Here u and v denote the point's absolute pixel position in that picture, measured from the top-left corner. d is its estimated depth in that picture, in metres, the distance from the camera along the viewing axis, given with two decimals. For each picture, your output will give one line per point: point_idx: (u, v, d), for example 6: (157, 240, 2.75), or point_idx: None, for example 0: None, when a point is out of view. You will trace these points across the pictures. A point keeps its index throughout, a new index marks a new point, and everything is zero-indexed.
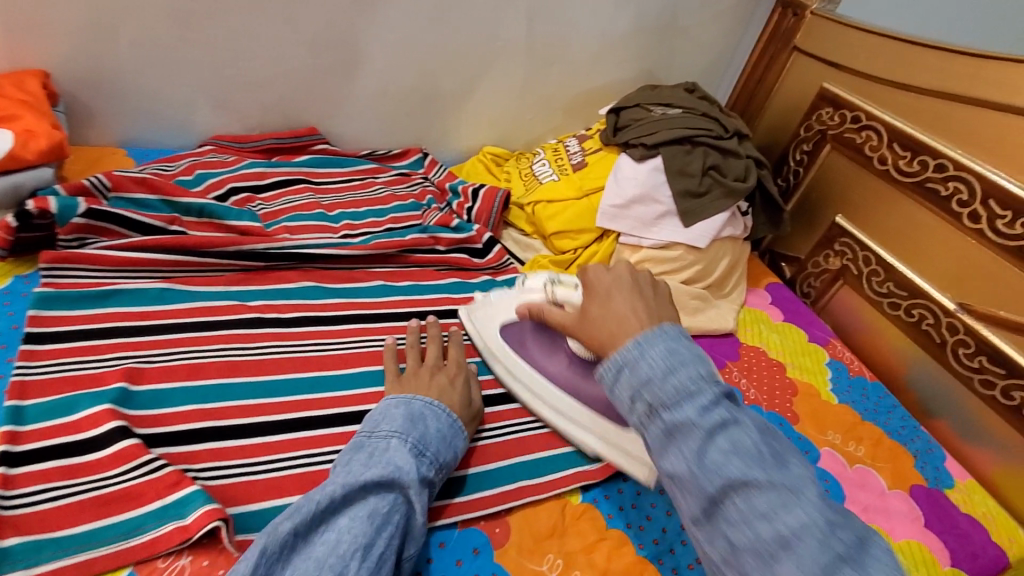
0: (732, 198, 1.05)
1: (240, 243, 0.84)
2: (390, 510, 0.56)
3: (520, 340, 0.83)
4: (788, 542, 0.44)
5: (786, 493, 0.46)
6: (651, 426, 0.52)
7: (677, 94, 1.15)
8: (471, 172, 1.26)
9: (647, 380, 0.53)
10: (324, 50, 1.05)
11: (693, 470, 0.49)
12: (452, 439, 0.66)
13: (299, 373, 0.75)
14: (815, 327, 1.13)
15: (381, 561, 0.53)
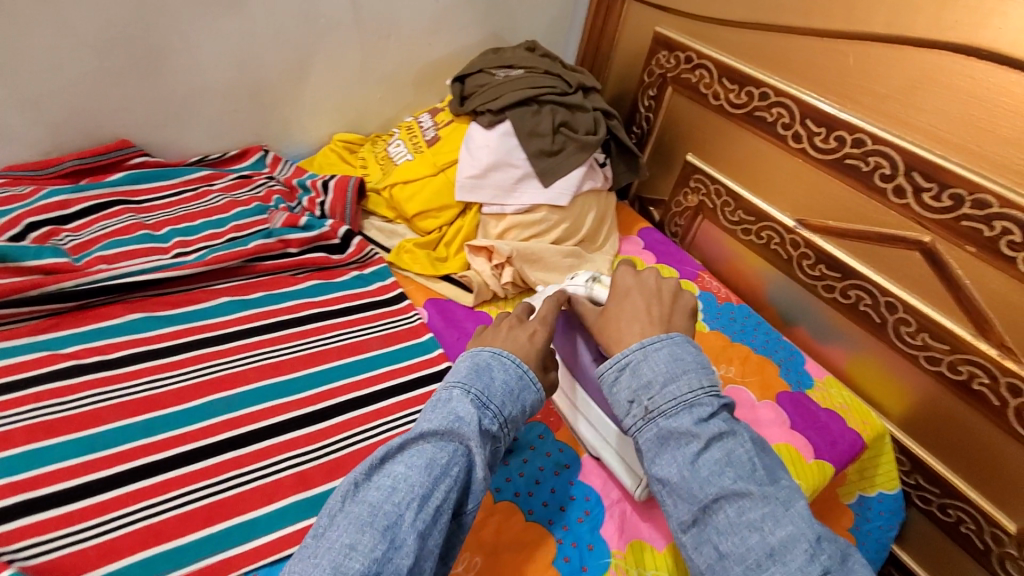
0: (586, 152, 1.06)
1: (43, 284, 0.74)
2: (450, 462, 0.56)
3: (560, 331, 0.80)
4: (774, 552, 0.53)
5: (775, 507, 0.56)
6: (647, 431, 0.61)
7: (518, 54, 1.13)
8: (323, 164, 1.17)
9: (648, 385, 0.62)
10: (116, 49, 0.92)
11: (684, 472, 0.58)
12: (524, 386, 0.64)
13: (136, 417, 0.68)
14: (685, 264, 1.19)
15: (437, 514, 0.54)
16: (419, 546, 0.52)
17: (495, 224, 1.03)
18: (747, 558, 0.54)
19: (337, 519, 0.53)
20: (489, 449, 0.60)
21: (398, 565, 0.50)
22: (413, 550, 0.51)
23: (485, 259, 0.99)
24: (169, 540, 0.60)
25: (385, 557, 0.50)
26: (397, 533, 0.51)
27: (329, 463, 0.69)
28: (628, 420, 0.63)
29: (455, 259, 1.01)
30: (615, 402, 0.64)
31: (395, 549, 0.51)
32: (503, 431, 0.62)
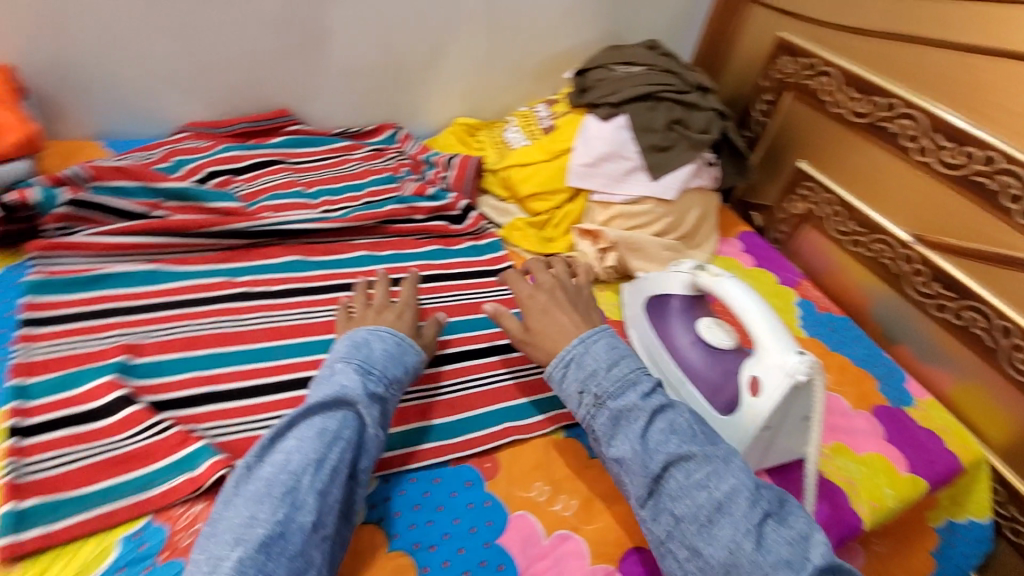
0: (696, 150, 1.09)
1: (223, 223, 0.87)
2: (341, 426, 0.59)
3: (661, 312, 0.89)
4: (722, 504, 0.56)
5: (718, 464, 0.59)
6: (600, 416, 0.64)
7: (640, 51, 1.17)
8: (445, 144, 1.26)
9: (592, 372, 0.66)
10: (288, 28, 1.06)
11: (637, 445, 0.61)
12: (399, 356, 0.69)
13: (293, 340, 0.79)
14: (784, 270, 1.20)
15: (334, 474, 0.57)
16: (321, 503, 0.55)
17: (601, 212, 1.08)
18: (700, 515, 0.56)
19: (232, 500, 0.54)
20: (381, 410, 0.64)
21: (300, 523, 0.53)
22: (314, 508, 0.54)
23: (590, 243, 1.05)
24: None
25: (287, 518, 0.52)
26: (297, 496, 0.54)
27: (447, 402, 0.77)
28: (581, 411, 0.66)
29: (560, 239, 1.08)
30: (567, 396, 0.67)
31: (296, 510, 0.53)
32: (391, 392, 0.66)
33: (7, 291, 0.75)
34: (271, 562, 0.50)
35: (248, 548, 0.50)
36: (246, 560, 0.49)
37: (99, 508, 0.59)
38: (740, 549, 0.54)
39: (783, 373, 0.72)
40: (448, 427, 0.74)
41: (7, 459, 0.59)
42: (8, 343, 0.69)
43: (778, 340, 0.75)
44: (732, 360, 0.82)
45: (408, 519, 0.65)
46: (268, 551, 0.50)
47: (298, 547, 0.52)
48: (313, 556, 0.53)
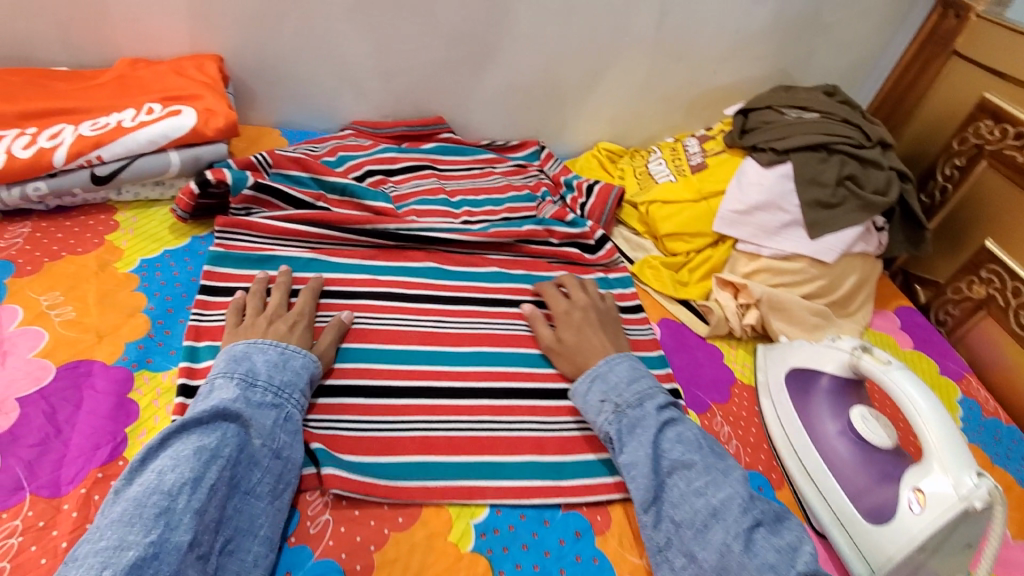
0: (868, 212, 0.98)
1: (375, 222, 0.92)
2: (220, 442, 0.57)
3: (804, 390, 0.82)
4: (717, 510, 0.62)
5: (717, 475, 0.65)
6: (617, 423, 0.70)
7: (815, 96, 1.08)
8: (585, 168, 1.25)
9: (614, 386, 0.73)
10: (459, 43, 1.10)
11: (647, 451, 0.66)
12: (291, 368, 0.67)
13: (424, 346, 0.80)
14: (947, 358, 1.06)
15: (214, 489, 0.54)
16: (198, 521, 0.52)
17: (746, 262, 1.01)
18: (696, 520, 0.62)
19: (98, 524, 0.51)
20: (272, 419, 0.62)
21: (176, 542, 0.50)
22: (191, 525, 0.51)
23: (729, 295, 0.98)
24: (436, 454, 0.70)
25: (160, 538, 0.49)
26: (173, 514, 0.51)
27: (562, 439, 0.75)
28: (599, 418, 0.72)
29: (694, 286, 1.01)
30: (588, 405, 0.73)
31: (171, 530, 0.50)
32: (284, 401, 0.64)
33: (194, 259, 0.83)
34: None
35: (113, 571, 0.46)
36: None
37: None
38: (731, 553, 0.58)
39: (956, 495, 0.63)
40: (563, 466, 0.72)
41: (174, 416, 0.65)
42: (188, 307, 0.77)
43: (954, 454, 0.66)
44: (887, 461, 0.73)
45: (514, 557, 0.64)
46: (140, 572, 0.47)
47: (173, 566, 0.49)
48: (191, 575, 0.50)
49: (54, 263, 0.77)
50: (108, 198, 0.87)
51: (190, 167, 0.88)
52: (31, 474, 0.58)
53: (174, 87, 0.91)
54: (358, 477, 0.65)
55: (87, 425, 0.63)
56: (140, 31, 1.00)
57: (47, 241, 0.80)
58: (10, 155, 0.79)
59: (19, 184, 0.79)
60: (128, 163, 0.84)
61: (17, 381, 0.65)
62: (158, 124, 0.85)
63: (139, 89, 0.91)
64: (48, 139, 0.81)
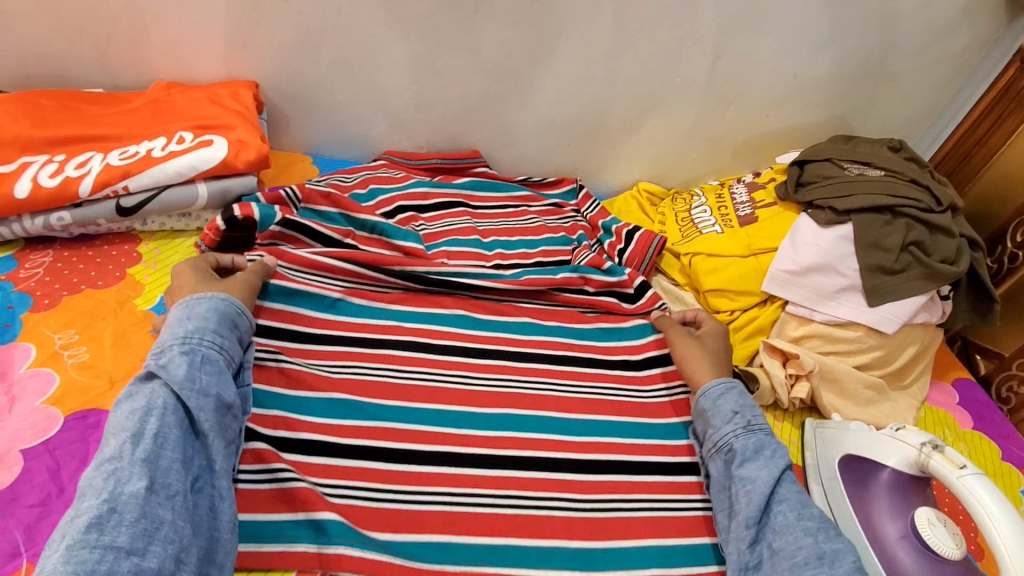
0: (935, 282, 0.90)
1: (404, 263, 0.87)
2: (152, 398, 0.57)
3: (861, 484, 0.75)
4: (825, 556, 0.59)
5: (830, 528, 0.62)
6: (745, 439, 0.70)
7: (879, 151, 1.01)
8: (624, 209, 1.20)
9: (748, 406, 0.73)
10: (502, 77, 1.06)
11: (772, 473, 0.66)
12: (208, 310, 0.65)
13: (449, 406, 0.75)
14: (1012, 444, 0.97)
15: (156, 438, 0.55)
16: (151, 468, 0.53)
17: (795, 326, 0.94)
18: (798, 555, 0.60)
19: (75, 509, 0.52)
20: (191, 364, 0.60)
21: (131, 492, 0.51)
22: (143, 474, 0.52)
23: (778, 362, 0.91)
24: (459, 534, 0.64)
25: (113, 494, 0.50)
26: (122, 471, 0.52)
27: (594, 521, 0.69)
28: (726, 427, 0.71)
29: (739, 347, 0.95)
30: (719, 410, 0.73)
31: (124, 483, 0.51)
32: (198, 344, 0.62)
33: None
34: (106, 535, 0.48)
35: (76, 532, 0.48)
36: (76, 544, 0.47)
37: (249, 544, 0.59)
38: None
39: None
40: (593, 555, 0.66)
41: None
42: None
43: None
44: None
45: None
46: (102, 527, 0.48)
47: (137, 511, 0.50)
48: (163, 515, 0.51)
49: (73, 297, 0.74)
50: (132, 227, 0.84)
51: (217, 200, 0.85)
52: (30, 540, 0.55)
53: (207, 115, 0.88)
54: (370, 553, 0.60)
55: None
56: (177, 54, 0.98)
57: (68, 273, 0.77)
58: (36, 183, 0.76)
59: (43, 213, 0.77)
60: (155, 194, 0.81)
61: (23, 432, 0.61)
62: (188, 155, 0.82)
63: (171, 115, 0.88)
64: (75, 168, 0.79)
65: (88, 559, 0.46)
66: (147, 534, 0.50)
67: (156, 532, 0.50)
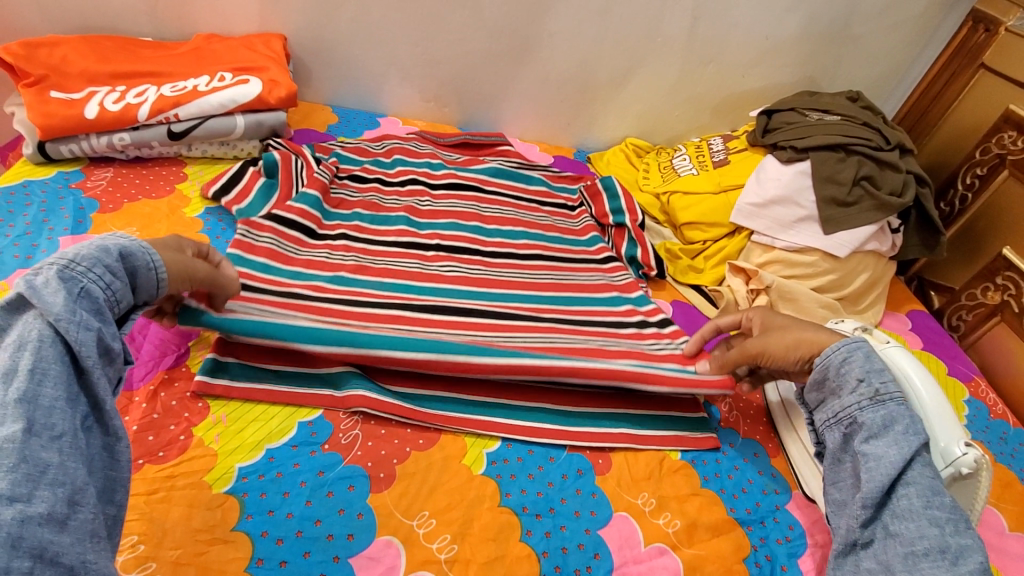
0: (883, 212, 1.02)
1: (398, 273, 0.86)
2: (25, 333, 0.48)
3: None
4: (948, 550, 0.56)
5: (957, 520, 0.58)
6: (872, 412, 0.65)
7: (838, 101, 1.13)
8: (612, 160, 1.32)
9: (878, 373, 0.66)
10: (502, 35, 1.18)
11: (905, 452, 0.61)
12: (95, 243, 0.56)
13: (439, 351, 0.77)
14: (958, 362, 1.09)
15: (33, 374, 0.46)
16: (29, 411, 0.44)
17: (759, 254, 1.06)
18: (917, 544, 0.57)
19: None
20: (71, 296, 0.51)
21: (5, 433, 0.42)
22: (21, 415, 0.43)
23: (742, 281, 1.03)
24: (458, 392, 0.76)
25: None
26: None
27: (573, 391, 0.80)
28: (850, 397, 0.66)
29: (710, 272, 1.07)
30: (843, 378, 0.67)
31: None
32: (76, 275, 0.53)
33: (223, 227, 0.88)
34: None
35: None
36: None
37: (282, 386, 0.71)
38: None
39: (944, 461, 0.67)
40: (570, 416, 0.77)
41: None
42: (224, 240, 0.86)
43: (945, 425, 0.69)
44: None
45: (520, 483, 0.69)
46: None
47: (17, 455, 0.42)
48: (47, 458, 0.43)
49: (133, 204, 0.87)
50: (179, 152, 0.97)
51: (253, 131, 0.98)
52: None
53: (244, 59, 1.01)
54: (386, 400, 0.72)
55: (157, 336, 0.72)
56: (217, 12, 1.11)
57: (126, 185, 0.90)
58: (102, 107, 0.89)
59: (107, 134, 0.90)
60: (201, 122, 0.94)
61: None
62: (228, 90, 0.95)
63: (212, 59, 1.01)
64: (134, 97, 0.92)
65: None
66: (31, 478, 0.41)
67: (42, 475, 0.42)
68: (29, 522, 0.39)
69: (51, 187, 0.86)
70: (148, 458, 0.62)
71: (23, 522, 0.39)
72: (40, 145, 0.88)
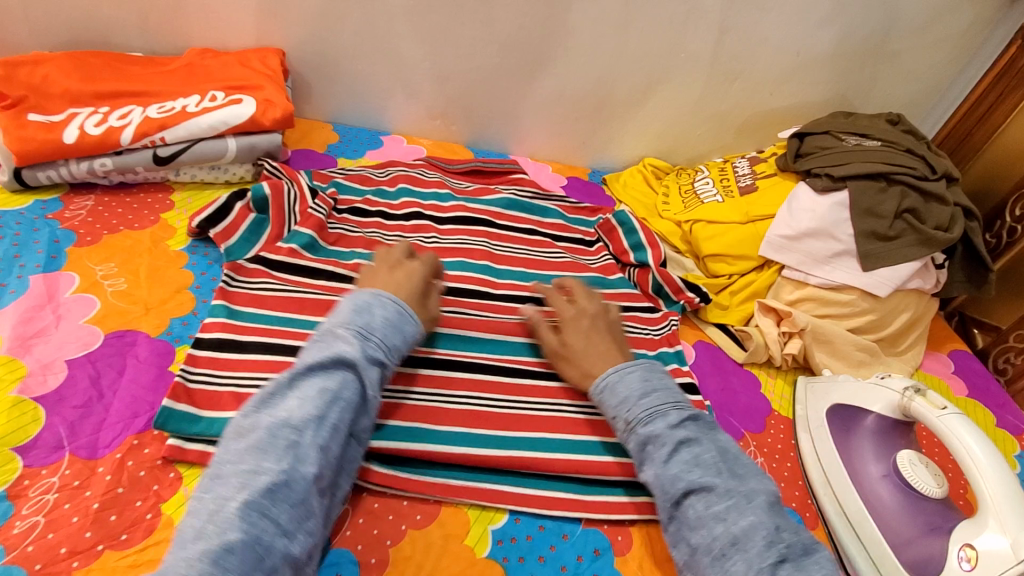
0: (928, 248, 0.93)
1: None
2: (340, 387, 0.58)
3: (847, 427, 0.79)
4: (737, 540, 0.56)
5: (740, 501, 0.59)
6: (630, 441, 0.66)
7: (878, 125, 1.05)
8: (628, 181, 1.24)
9: (625, 400, 0.68)
10: (514, 51, 1.11)
11: (661, 471, 0.62)
12: (399, 321, 0.66)
13: (435, 427, 0.69)
14: (1006, 411, 0.99)
15: (333, 431, 0.56)
16: (321, 459, 0.55)
17: (791, 290, 0.97)
18: (714, 548, 0.57)
19: (232, 453, 0.53)
20: (377, 370, 0.62)
21: (304, 474, 0.53)
22: (316, 461, 0.54)
23: (772, 321, 0.95)
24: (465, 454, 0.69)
25: (290, 468, 0.52)
26: (299, 448, 0.54)
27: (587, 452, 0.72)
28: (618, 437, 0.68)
29: (736, 310, 0.98)
30: (605, 418, 0.70)
31: (299, 462, 0.53)
32: (385, 357, 0.63)
33: (213, 268, 0.81)
34: (274, 507, 0.50)
35: (253, 492, 0.50)
36: (251, 504, 0.49)
37: None
38: None
39: (1013, 556, 0.59)
40: (585, 482, 0.70)
41: (206, 369, 0.68)
42: (213, 278, 0.80)
43: (1016, 514, 0.61)
44: (936, 511, 0.69)
45: (529, 568, 0.62)
46: (273, 497, 0.51)
47: (300, 496, 0.52)
48: (314, 506, 0.53)
49: (113, 236, 0.81)
50: (166, 178, 0.90)
51: (245, 154, 0.91)
52: (73, 434, 0.61)
53: (238, 77, 0.95)
54: (383, 467, 0.65)
55: (129, 393, 0.65)
56: (210, 24, 1.04)
57: (107, 216, 0.84)
58: (83, 131, 0.84)
59: (87, 159, 0.84)
60: (189, 146, 0.88)
61: (68, 344, 0.68)
62: (219, 111, 0.89)
63: (204, 77, 0.95)
64: (117, 119, 0.86)
65: (257, 524, 0.49)
66: (299, 519, 0.52)
67: (306, 521, 0.52)
68: (285, 561, 0.50)
69: (26, 218, 0.80)
70: (108, 542, 0.55)
71: (283, 559, 0.49)
72: (16, 172, 0.82)
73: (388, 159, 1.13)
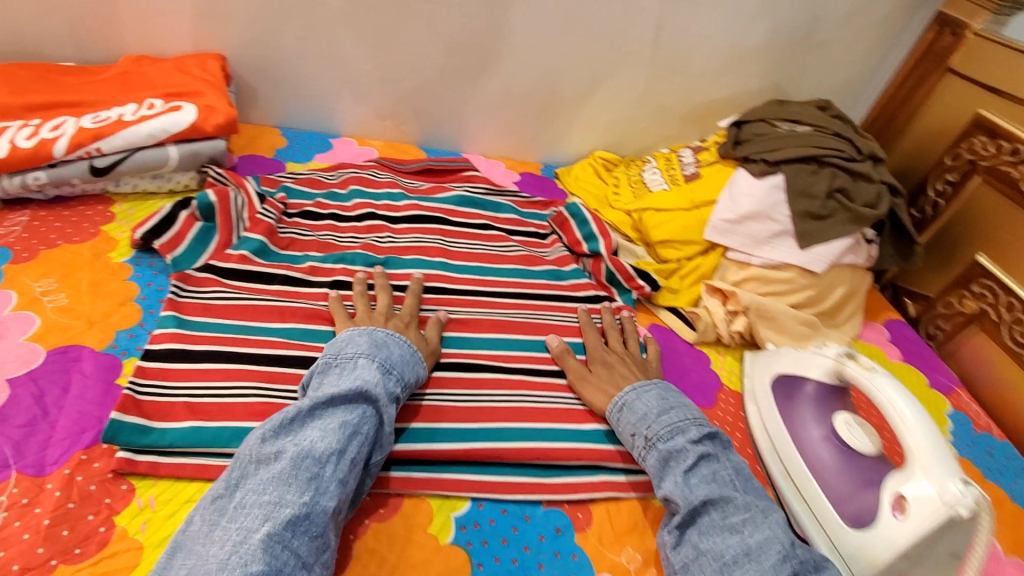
0: (858, 225, 0.99)
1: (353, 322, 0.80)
2: (360, 421, 0.61)
3: (789, 395, 0.84)
4: (752, 550, 0.59)
5: (757, 515, 0.62)
6: (649, 457, 0.69)
7: (809, 111, 1.10)
8: (579, 175, 1.27)
9: (644, 416, 0.72)
10: (459, 50, 1.12)
11: (679, 484, 0.65)
12: (409, 357, 0.72)
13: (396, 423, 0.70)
14: (937, 373, 1.06)
15: (354, 464, 0.59)
16: (340, 492, 0.57)
17: (735, 270, 1.02)
18: (726, 555, 0.59)
19: (256, 481, 0.55)
20: (392, 404, 0.66)
21: (325, 507, 0.55)
22: (336, 494, 0.56)
23: (718, 301, 1.00)
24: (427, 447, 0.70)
25: (312, 501, 0.54)
26: (321, 481, 0.56)
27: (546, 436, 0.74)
28: (634, 454, 0.72)
29: (686, 293, 1.02)
30: (621, 437, 0.73)
31: (320, 495, 0.55)
32: (398, 391, 0.68)
33: (160, 277, 0.80)
34: (295, 538, 0.52)
35: (277, 523, 0.52)
36: (275, 536, 0.51)
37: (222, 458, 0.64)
38: None
39: (939, 500, 0.63)
40: (544, 465, 0.72)
41: (155, 380, 0.67)
42: (161, 288, 0.78)
43: (939, 462, 0.66)
44: (871, 467, 0.74)
45: (493, 550, 0.64)
46: (294, 529, 0.52)
47: (321, 529, 0.54)
48: (330, 538, 0.55)
49: (51, 250, 0.78)
50: (106, 189, 0.88)
51: (188, 162, 0.90)
52: (18, 453, 0.59)
53: (177, 84, 0.93)
54: None
55: (75, 409, 0.64)
56: (146, 30, 1.02)
57: (44, 230, 0.81)
58: (12, 144, 0.81)
59: (19, 173, 0.81)
60: (128, 155, 0.86)
61: (7, 363, 0.66)
62: (158, 119, 0.87)
63: (141, 85, 0.93)
64: (50, 131, 0.83)
65: (280, 555, 0.51)
66: (318, 551, 0.53)
67: (323, 553, 0.54)
68: None
69: None
70: (61, 557, 0.54)
71: None
72: None
73: (338, 162, 1.12)
